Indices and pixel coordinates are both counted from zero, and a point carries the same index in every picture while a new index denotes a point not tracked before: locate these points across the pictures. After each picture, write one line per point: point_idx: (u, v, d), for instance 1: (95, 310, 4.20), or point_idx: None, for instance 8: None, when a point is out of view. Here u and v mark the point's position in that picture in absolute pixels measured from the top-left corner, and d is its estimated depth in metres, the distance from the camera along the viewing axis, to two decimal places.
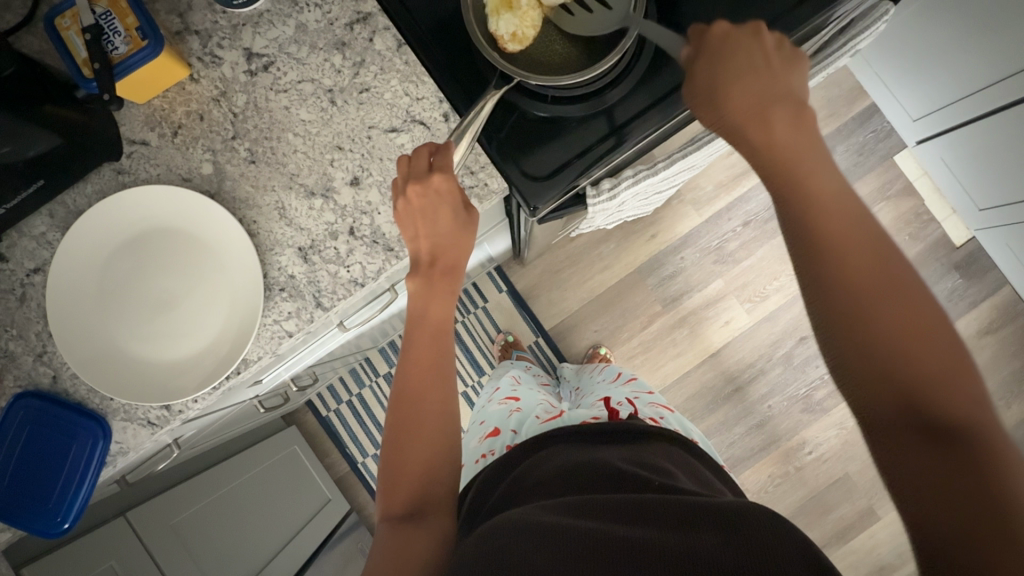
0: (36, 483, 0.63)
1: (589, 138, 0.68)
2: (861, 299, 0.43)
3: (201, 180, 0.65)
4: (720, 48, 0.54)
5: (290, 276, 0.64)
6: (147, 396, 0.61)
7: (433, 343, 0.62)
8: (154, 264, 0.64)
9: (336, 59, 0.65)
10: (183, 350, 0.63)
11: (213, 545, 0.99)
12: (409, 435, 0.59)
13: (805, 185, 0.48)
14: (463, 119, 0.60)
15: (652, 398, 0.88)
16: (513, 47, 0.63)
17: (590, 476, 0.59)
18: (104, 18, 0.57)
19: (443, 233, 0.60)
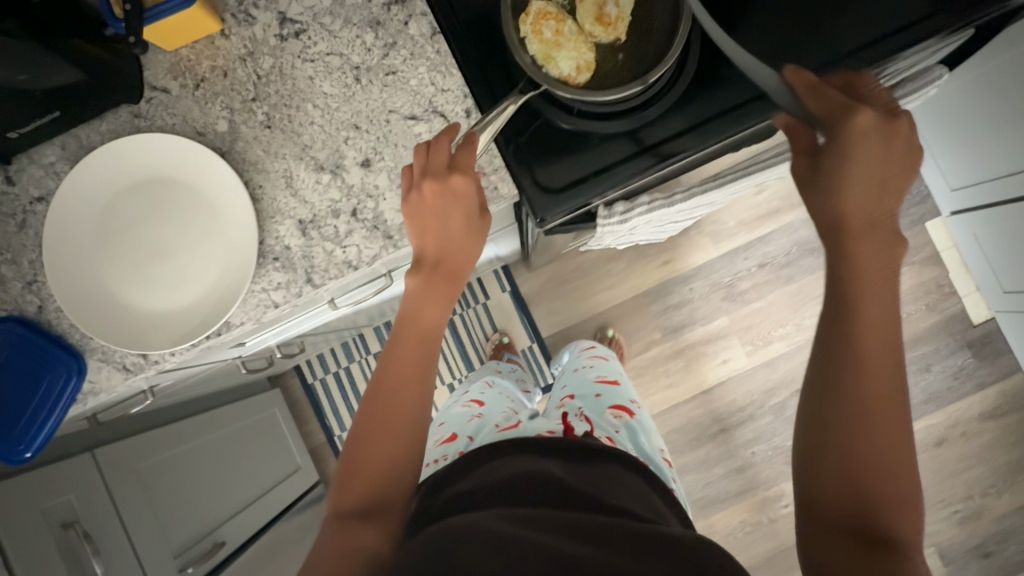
0: None
1: (610, 157, 0.66)
2: (866, 394, 0.47)
3: (214, 137, 0.64)
4: (850, 140, 0.49)
5: (286, 247, 0.63)
6: (128, 342, 0.61)
7: (421, 344, 0.61)
8: (154, 214, 0.63)
9: (368, 37, 0.64)
10: (169, 304, 0.63)
11: (175, 495, 0.99)
12: (378, 431, 0.58)
13: (869, 283, 0.49)
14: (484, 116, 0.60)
15: (614, 400, 0.88)
16: (585, 77, 0.61)
17: (546, 495, 0.54)
18: None
19: (450, 234, 0.59)
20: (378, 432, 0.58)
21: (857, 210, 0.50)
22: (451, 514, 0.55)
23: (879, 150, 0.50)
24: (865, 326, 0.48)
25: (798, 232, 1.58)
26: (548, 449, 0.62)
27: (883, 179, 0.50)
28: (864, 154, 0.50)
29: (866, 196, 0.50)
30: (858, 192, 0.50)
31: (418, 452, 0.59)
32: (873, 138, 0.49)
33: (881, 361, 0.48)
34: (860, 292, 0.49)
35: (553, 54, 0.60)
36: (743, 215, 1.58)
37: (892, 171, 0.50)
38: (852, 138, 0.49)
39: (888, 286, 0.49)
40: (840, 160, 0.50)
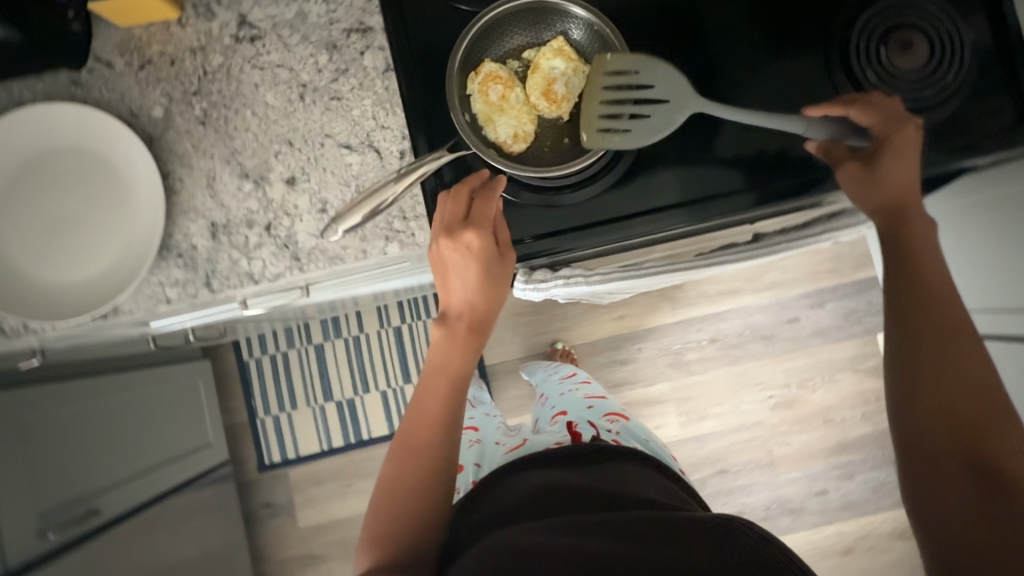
0: None
1: (533, 226, 0.64)
2: (946, 391, 0.56)
3: (147, 121, 0.64)
4: (883, 142, 0.58)
5: (192, 246, 0.63)
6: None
7: (444, 392, 0.63)
8: (69, 184, 0.63)
9: (321, 58, 0.64)
10: (58, 277, 0.61)
11: (60, 454, 0.97)
12: (399, 487, 0.62)
13: (953, 348, 0.57)
14: (411, 164, 0.59)
15: (606, 409, 0.99)
16: (519, 147, 0.62)
17: (568, 495, 0.65)
18: None
19: (471, 291, 0.60)
20: (403, 489, 0.62)
21: (902, 188, 0.58)
22: (498, 520, 0.64)
23: (908, 161, 0.58)
24: (950, 371, 0.56)
25: (753, 316, 1.60)
26: (564, 458, 0.73)
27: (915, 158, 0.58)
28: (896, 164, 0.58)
29: (898, 182, 0.58)
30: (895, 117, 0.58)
31: (443, 494, 0.63)
32: (883, 112, 0.58)
33: (938, 316, 0.58)
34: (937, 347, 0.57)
35: (492, 119, 0.61)
36: (704, 287, 1.59)
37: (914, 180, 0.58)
38: (885, 146, 0.58)
39: (972, 356, 0.56)
40: (888, 167, 0.58)
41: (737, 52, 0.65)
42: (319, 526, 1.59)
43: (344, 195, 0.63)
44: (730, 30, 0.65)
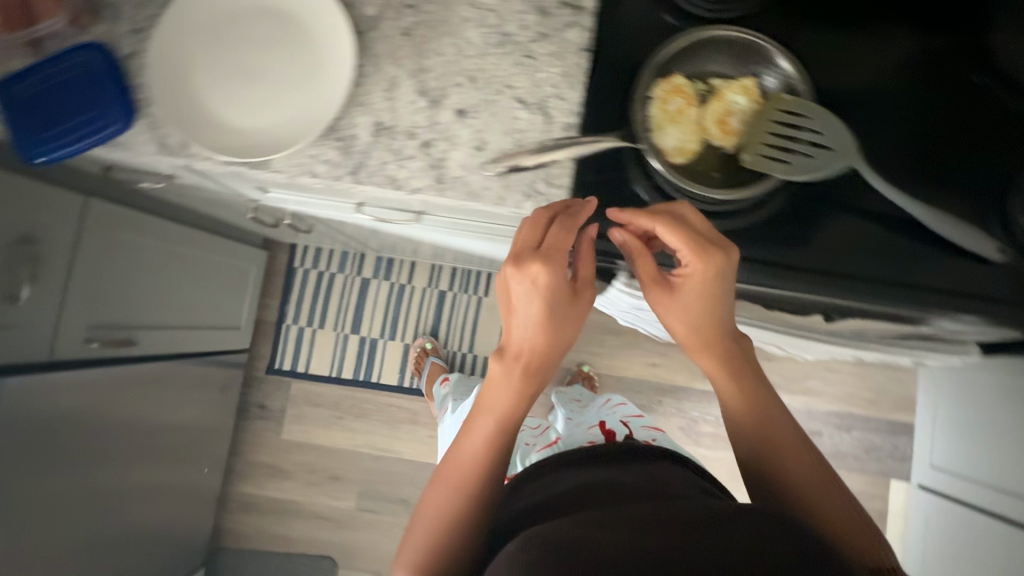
0: (43, 116, 0.67)
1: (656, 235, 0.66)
2: (782, 469, 0.59)
3: (358, 15, 0.69)
4: (698, 236, 0.56)
5: (353, 135, 0.67)
6: (170, 119, 0.64)
7: (490, 433, 0.61)
8: (265, 39, 0.67)
9: (529, 18, 0.68)
10: (228, 115, 0.66)
11: (127, 278, 1.02)
12: (433, 522, 0.61)
13: (794, 475, 0.59)
14: (575, 138, 0.63)
15: (637, 421, 1.03)
16: (676, 159, 0.64)
17: (594, 492, 0.61)
18: None
19: (531, 329, 0.58)
20: (434, 522, 0.61)
21: (717, 339, 0.61)
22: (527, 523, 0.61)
23: (715, 285, 0.57)
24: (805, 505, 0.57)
25: None
26: (597, 452, 0.70)
27: (723, 288, 0.58)
28: (684, 302, 0.59)
29: (698, 324, 0.60)
30: (691, 217, 0.58)
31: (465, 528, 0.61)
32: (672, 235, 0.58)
33: (768, 431, 0.61)
34: (788, 482, 0.59)
35: (663, 126, 0.64)
36: None
37: (720, 301, 0.59)
38: (718, 272, 0.57)
39: (823, 479, 0.58)
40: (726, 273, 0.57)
41: (906, 155, 0.67)
42: (299, 444, 1.61)
43: (504, 143, 0.67)
44: (905, 129, 0.67)
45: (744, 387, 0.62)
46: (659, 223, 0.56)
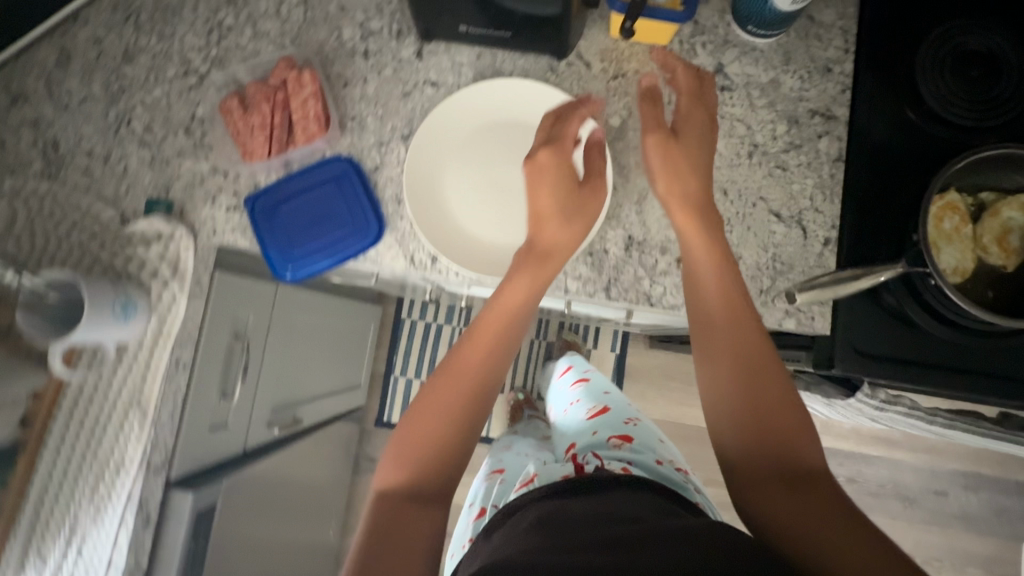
0: (299, 232, 0.68)
1: (935, 358, 0.63)
2: (714, 349, 0.59)
3: (603, 125, 0.68)
4: (694, 87, 0.63)
5: (604, 250, 0.66)
6: (440, 248, 0.65)
7: (479, 350, 0.59)
8: (514, 156, 0.68)
9: (780, 127, 0.67)
10: (487, 236, 0.67)
11: (294, 355, 1.02)
12: (425, 421, 0.57)
13: (784, 410, 0.55)
14: (846, 270, 0.58)
15: (614, 431, 0.84)
16: (954, 279, 0.62)
17: (563, 506, 0.53)
18: None
19: (558, 215, 0.60)
20: (413, 444, 0.56)
21: (706, 186, 0.61)
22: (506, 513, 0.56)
23: (701, 151, 0.62)
24: (765, 419, 0.55)
25: (901, 474, 1.54)
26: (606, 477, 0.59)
27: (682, 107, 0.63)
28: (678, 189, 0.61)
29: (696, 241, 0.60)
30: (710, 99, 0.64)
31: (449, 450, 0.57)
32: (682, 113, 0.63)
33: (753, 354, 0.57)
34: (757, 412, 0.55)
35: (940, 248, 0.62)
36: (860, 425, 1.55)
37: (702, 164, 0.62)
38: (693, 100, 0.63)
39: (788, 396, 0.56)
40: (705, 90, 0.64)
41: None
42: None
43: (760, 257, 0.65)
44: None
45: (727, 321, 0.58)
46: (687, 79, 0.64)
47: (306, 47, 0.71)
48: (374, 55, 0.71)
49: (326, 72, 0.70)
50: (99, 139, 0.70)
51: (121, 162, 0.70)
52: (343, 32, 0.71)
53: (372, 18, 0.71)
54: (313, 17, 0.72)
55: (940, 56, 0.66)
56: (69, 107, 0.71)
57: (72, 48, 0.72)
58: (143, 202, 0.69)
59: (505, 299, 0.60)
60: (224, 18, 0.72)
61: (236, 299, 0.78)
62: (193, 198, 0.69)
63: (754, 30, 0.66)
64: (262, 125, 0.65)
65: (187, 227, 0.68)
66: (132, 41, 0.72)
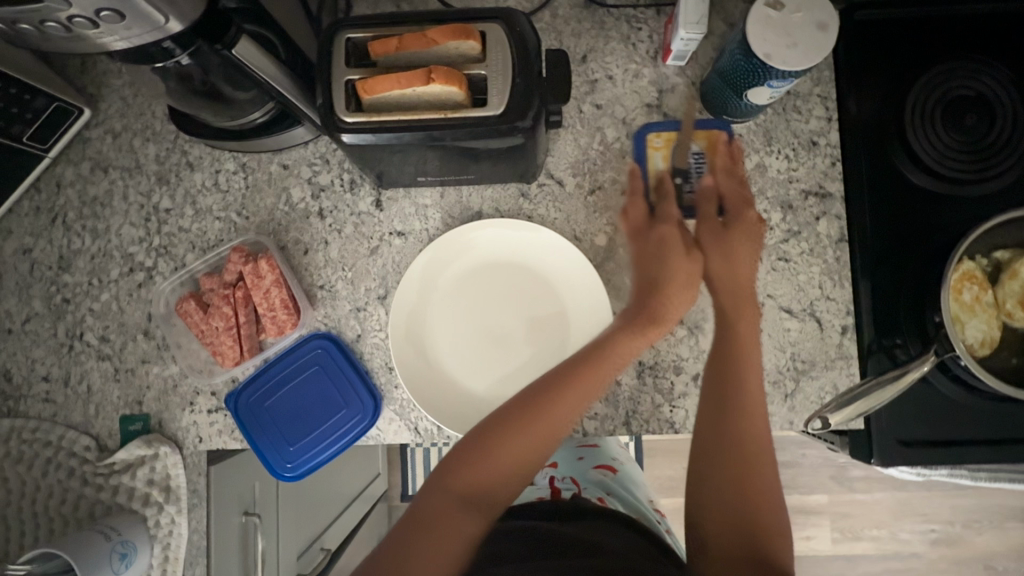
0: (291, 424, 0.62)
1: (976, 431, 0.60)
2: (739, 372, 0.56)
3: (590, 246, 0.63)
4: (736, 181, 0.61)
5: (616, 382, 0.62)
6: (451, 426, 0.60)
7: (579, 389, 0.54)
8: (504, 301, 0.63)
9: (775, 215, 0.63)
10: (496, 394, 0.62)
11: (311, 489, 0.98)
12: (496, 437, 0.52)
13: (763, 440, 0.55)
14: (862, 383, 0.55)
15: (598, 460, 0.85)
16: (982, 352, 0.59)
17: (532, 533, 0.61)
18: (697, 157, 0.62)
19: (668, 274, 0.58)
20: (505, 437, 0.52)
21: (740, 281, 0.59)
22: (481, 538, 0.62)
23: (749, 249, 0.60)
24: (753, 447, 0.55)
25: None
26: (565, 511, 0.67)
27: (743, 195, 0.60)
28: (735, 267, 0.59)
29: (744, 325, 0.58)
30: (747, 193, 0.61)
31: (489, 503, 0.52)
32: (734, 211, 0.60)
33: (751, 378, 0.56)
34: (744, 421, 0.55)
35: (963, 323, 0.58)
36: None
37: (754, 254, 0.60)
38: (746, 204, 0.60)
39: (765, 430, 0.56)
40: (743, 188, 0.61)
41: None
42: None
43: (779, 360, 0.62)
44: None
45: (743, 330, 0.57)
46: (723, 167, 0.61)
47: (255, 216, 0.65)
48: (330, 213, 0.65)
49: (282, 242, 0.64)
50: (54, 360, 0.65)
51: (83, 382, 0.64)
52: (291, 193, 0.65)
53: (320, 172, 0.65)
54: (256, 182, 0.65)
55: (928, 109, 0.61)
56: (12, 331, 0.65)
57: (1, 265, 0.66)
58: (117, 421, 0.64)
59: (602, 353, 0.55)
60: (159, 200, 0.66)
61: (239, 479, 0.73)
62: (169, 407, 0.64)
63: (729, 117, 0.62)
64: (227, 329, 0.60)
65: (171, 441, 0.63)
66: (65, 244, 0.66)
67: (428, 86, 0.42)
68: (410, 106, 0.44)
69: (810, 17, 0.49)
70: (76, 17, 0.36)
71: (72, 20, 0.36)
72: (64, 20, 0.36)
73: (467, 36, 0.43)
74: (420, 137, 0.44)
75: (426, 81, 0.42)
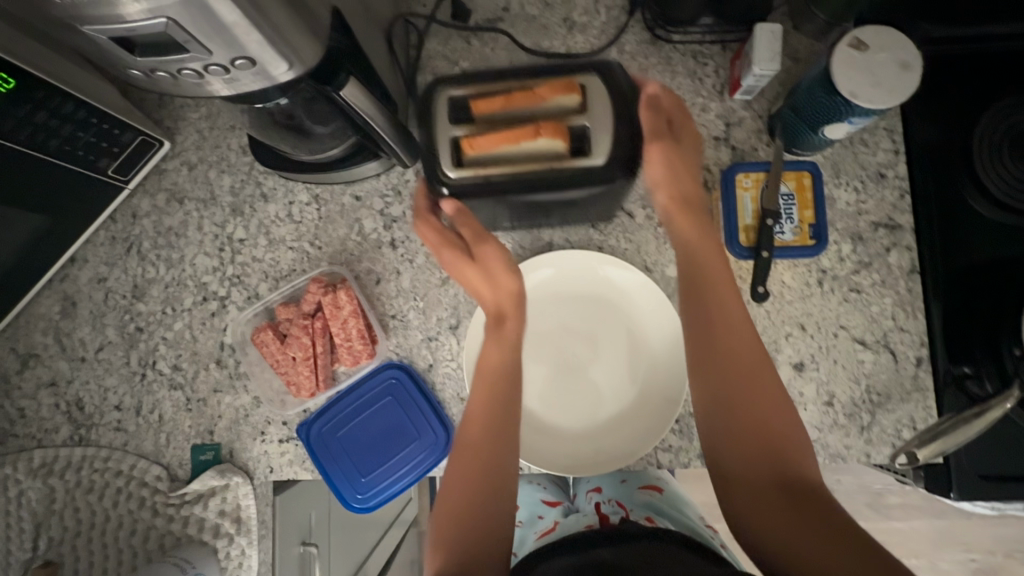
0: (363, 455, 0.63)
1: None
2: (723, 349, 0.51)
3: (661, 277, 0.64)
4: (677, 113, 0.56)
5: (690, 413, 0.62)
6: (541, 463, 0.59)
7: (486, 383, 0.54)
8: (576, 331, 0.62)
9: (845, 247, 0.63)
10: (582, 427, 0.61)
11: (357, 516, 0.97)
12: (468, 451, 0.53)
13: (773, 415, 0.49)
14: (942, 423, 0.55)
15: (642, 479, 0.80)
16: None
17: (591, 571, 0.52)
18: (786, 199, 0.63)
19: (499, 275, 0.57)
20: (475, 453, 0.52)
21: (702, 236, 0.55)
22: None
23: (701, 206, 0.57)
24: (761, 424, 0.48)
25: None
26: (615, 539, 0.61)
27: (670, 124, 0.56)
28: (706, 258, 0.55)
29: (729, 303, 0.52)
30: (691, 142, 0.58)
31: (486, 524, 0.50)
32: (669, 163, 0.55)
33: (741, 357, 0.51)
34: (743, 396, 0.49)
35: None
36: None
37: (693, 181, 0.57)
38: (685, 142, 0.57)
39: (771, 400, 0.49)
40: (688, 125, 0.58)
41: None
42: None
43: (853, 392, 0.62)
44: None
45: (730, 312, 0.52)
46: (688, 156, 0.57)
47: (328, 247, 0.66)
48: (402, 243, 0.66)
49: (355, 272, 0.65)
50: (126, 389, 0.65)
51: (154, 410, 0.65)
52: (363, 224, 0.66)
53: (392, 203, 0.66)
54: (329, 213, 0.66)
55: (993, 142, 0.62)
56: (86, 360, 0.66)
57: (76, 294, 0.67)
58: (188, 450, 0.64)
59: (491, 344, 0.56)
60: (233, 230, 0.67)
61: (299, 507, 0.72)
62: (240, 437, 0.64)
63: (798, 150, 0.63)
64: (304, 359, 0.61)
65: (242, 471, 0.63)
66: (140, 273, 0.67)
67: (537, 140, 0.46)
68: (515, 159, 0.47)
69: (894, 56, 0.50)
70: (212, 65, 0.38)
71: (206, 68, 0.38)
72: (198, 68, 0.38)
73: (570, 91, 0.47)
74: (524, 187, 0.47)
75: (535, 136, 0.46)
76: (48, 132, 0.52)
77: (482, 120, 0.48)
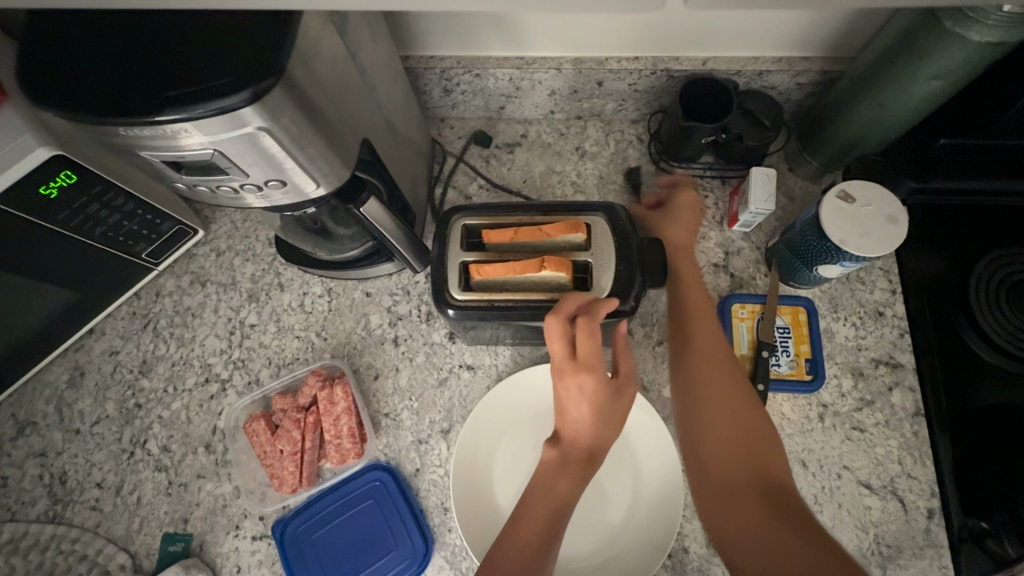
0: (336, 562, 0.60)
1: None
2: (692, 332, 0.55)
3: (657, 397, 0.63)
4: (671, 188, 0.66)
5: (684, 548, 0.58)
6: None
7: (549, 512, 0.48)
8: None
9: (846, 382, 0.63)
10: (590, 553, 0.57)
11: None
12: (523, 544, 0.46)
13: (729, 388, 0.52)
14: None
15: None
16: None
17: None
18: (782, 333, 0.64)
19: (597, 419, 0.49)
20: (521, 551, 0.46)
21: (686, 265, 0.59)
22: None
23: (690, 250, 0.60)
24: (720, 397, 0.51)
25: None
26: None
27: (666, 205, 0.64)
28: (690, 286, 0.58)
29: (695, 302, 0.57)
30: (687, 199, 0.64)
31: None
32: (667, 206, 0.64)
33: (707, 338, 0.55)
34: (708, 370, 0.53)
35: None
36: None
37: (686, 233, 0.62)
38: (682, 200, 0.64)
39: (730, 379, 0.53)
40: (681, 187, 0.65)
41: None
42: None
43: (861, 542, 0.58)
44: None
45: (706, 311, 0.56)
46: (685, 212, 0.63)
47: (333, 338, 0.68)
48: (404, 341, 0.67)
49: (355, 365, 0.67)
50: (111, 466, 0.65)
51: (133, 492, 0.63)
52: (370, 319, 0.69)
53: (400, 302, 0.69)
54: (339, 306, 0.69)
55: (986, 296, 0.63)
56: (80, 432, 0.66)
57: (86, 364, 0.69)
58: (158, 539, 0.62)
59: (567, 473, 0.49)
60: (246, 315, 0.70)
61: None
62: (213, 529, 0.61)
63: (795, 283, 0.65)
64: (291, 454, 0.60)
65: (208, 569, 0.60)
66: (151, 350, 0.69)
67: (541, 272, 0.50)
68: (519, 287, 0.51)
69: (881, 210, 0.53)
70: (247, 185, 0.42)
71: (242, 186, 0.42)
72: (235, 186, 0.42)
73: (577, 230, 0.51)
74: (525, 314, 0.51)
75: (539, 269, 0.50)
76: (96, 221, 0.57)
77: (493, 247, 0.53)
